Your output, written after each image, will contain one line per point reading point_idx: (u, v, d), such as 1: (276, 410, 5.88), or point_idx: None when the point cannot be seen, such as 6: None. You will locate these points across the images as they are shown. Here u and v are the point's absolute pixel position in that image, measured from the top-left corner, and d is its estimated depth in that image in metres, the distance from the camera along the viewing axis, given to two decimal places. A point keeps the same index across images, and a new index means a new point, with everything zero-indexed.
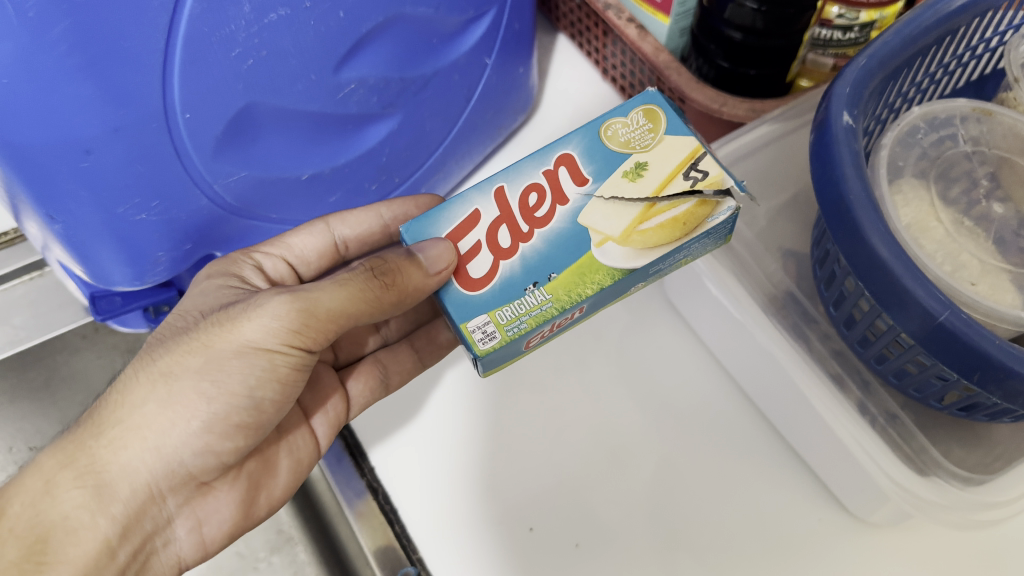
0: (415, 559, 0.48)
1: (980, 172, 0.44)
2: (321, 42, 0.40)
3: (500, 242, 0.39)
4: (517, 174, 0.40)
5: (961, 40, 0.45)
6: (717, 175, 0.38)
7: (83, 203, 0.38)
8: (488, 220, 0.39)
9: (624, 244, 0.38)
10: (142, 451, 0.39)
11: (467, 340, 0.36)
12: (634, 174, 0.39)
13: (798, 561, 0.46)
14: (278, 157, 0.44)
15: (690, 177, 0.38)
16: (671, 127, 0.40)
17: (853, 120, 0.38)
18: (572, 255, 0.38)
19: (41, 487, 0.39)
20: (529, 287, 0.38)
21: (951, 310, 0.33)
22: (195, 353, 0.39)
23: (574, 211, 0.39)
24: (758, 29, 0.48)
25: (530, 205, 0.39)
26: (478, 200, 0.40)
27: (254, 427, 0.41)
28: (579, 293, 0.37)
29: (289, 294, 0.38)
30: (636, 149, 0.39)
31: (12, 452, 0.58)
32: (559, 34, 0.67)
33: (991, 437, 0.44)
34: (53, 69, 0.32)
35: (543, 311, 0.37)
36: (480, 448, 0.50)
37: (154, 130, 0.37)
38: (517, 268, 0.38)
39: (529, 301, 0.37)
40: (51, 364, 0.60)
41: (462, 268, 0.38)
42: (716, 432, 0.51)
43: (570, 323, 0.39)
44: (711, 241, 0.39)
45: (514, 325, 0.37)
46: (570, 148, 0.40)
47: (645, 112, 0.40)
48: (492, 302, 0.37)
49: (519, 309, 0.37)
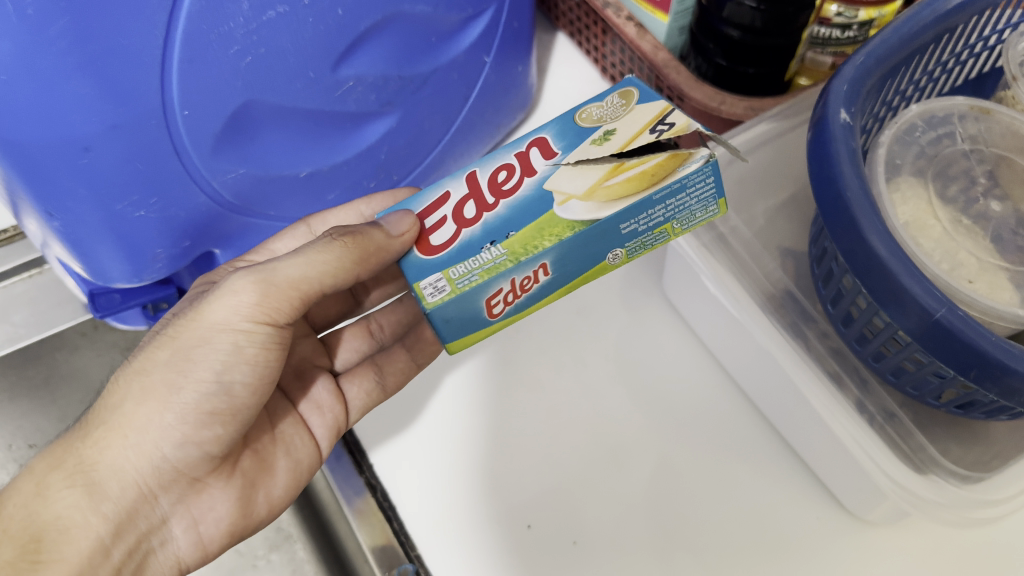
0: (413, 556, 0.48)
1: (979, 170, 0.44)
2: (320, 39, 0.40)
3: (465, 213, 0.36)
4: (490, 159, 0.38)
5: (959, 38, 0.45)
6: (684, 124, 0.35)
7: (82, 201, 0.38)
8: (457, 197, 0.37)
9: (587, 200, 0.34)
10: (124, 449, 0.39)
11: (417, 296, 0.35)
12: (601, 139, 0.36)
13: (797, 559, 0.46)
14: (276, 154, 0.44)
15: (656, 130, 0.35)
16: (644, 98, 0.38)
17: (851, 118, 0.38)
18: (528, 217, 0.35)
19: (31, 488, 0.39)
20: (486, 245, 0.35)
21: (947, 307, 0.33)
22: (164, 347, 0.40)
23: (541, 180, 0.36)
24: (757, 27, 0.48)
25: (499, 180, 0.37)
26: (450, 183, 0.38)
27: (229, 411, 0.40)
28: (536, 246, 0.34)
29: (255, 270, 0.39)
30: (607, 122, 0.37)
31: (12, 450, 0.58)
32: (559, 33, 0.67)
33: (990, 436, 0.44)
34: (53, 66, 0.32)
35: (497, 265, 0.35)
36: (479, 446, 0.50)
37: (154, 127, 0.37)
38: (477, 231, 0.35)
39: (484, 256, 0.35)
40: (50, 361, 0.60)
41: (425, 238, 0.36)
42: (714, 429, 0.51)
43: (540, 290, 0.36)
44: (695, 201, 0.34)
45: (466, 279, 0.35)
46: (544, 132, 0.38)
47: (621, 93, 0.38)
48: (448, 261, 0.35)
49: (473, 264, 0.35)
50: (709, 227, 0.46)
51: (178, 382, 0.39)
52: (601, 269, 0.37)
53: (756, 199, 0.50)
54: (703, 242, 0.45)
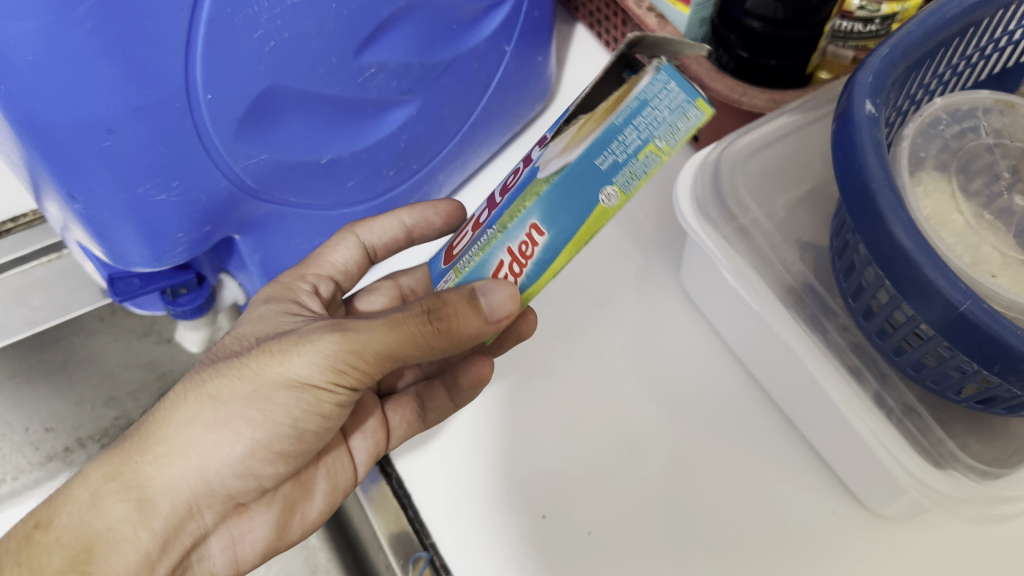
0: (428, 544, 0.48)
1: (1002, 164, 0.44)
2: (343, 25, 0.41)
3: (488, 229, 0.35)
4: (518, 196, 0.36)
5: (983, 33, 0.45)
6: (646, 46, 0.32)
7: (104, 182, 0.38)
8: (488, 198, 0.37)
9: (562, 149, 0.32)
10: (184, 470, 0.38)
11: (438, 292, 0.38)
12: None
13: (810, 551, 0.46)
14: (297, 140, 0.44)
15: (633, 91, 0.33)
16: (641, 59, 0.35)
17: (876, 109, 0.38)
18: (521, 183, 0.34)
19: (87, 499, 0.38)
20: (488, 223, 0.35)
21: (973, 299, 0.33)
22: (244, 379, 0.37)
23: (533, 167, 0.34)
24: (779, 19, 0.47)
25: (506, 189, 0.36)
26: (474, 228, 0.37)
27: (295, 454, 0.40)
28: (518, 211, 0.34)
29: (340, 341, 0.36)
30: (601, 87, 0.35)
31: (29, 433, 0.59)
32: (577, 24, 0.67)
33: (1010, 433, 0.43)
34: (78, 47, 0.32)
35: (489, 239, 0.35)
36: (501, 436, 0.50)
37: (177, 111, 0.37)
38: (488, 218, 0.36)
39: (485, 234, 0.36)
40: (68, 345, 0.61)
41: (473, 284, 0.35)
42: (730, 423, 0.50)
43: (544, 251, 0.34)
44: (667, 111, 0.31)
45: (468, 258, 0.36)
46: None
47: None
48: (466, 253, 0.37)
49: (477, 244, 0.36)
50: (727, 218, 0.46)
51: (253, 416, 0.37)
52: (597, 218, 0.33)
53: (777, 192, 0.49)
54: (722, 234, 0.46)
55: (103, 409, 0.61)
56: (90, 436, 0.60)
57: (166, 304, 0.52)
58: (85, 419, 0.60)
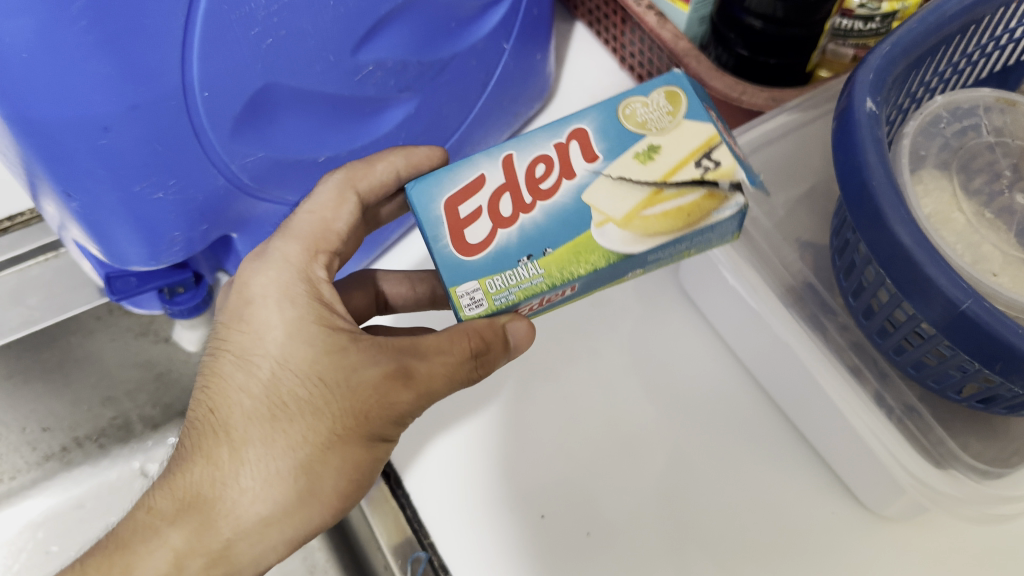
0: (426, 544, 0.47)
1: (1003, 163, 0.44)
2: (339, 23, 0.40)
3: (500, 210, 0.35)
4: (527, 144, 0.36)
5: (984, 31, 0.45)
6: (730, 166, 0.35)
7: (100, 180, 0.37)
8: (493, 186, 0.35)
9: (625, 229, 0.34)
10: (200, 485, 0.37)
11: (453, 303, 0.34)
12: (645, 156, 0.35)
13: (809, 552, 0.46)
14: (294, 138, 0.44)
15: (700, 165, 0.35)
16: (692, 112, 0.36)
17: (876, 107, 0.37)
18: (570, 232, 0.34)
19: None
20: (522, 259, 0.34)
21: (974, 298, 0.33)
22: (303, 441, 0.35)
23: (580, 187, 0.35)
24: (779, 17, 0.47)
25: (537, 176, 0.36)
26: (485, 165, 0.36)
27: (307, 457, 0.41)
28: (572, 272, 0.34)
29: (396, 376, 0.35)
30: (652, 131, 0.36)
31: (26, 432, 0.60)
32: (576, 23, 0.67)
33: (1011, 433, 0.43)
34: (73, 44, 0.32)
35: (533, 285, 0.34)
36: (499, 435, 0.50)
37: (173, 108, 0.37)
38: (514, 238, 0.35)
39: (521, 273, 0.34)
40: (65, 345, 0.61)
41: (460, 232, 0.35)
42: (729, 423, 0.50)
43: (565, 299, 0.36)
44: (715, 235, 0.35)
45: (503, 295, 0.34)
46: (584, 123, 0.37)
47: (668, 94, 0.37)
48: (484, 270, 0.34)
49: (510, 280, 0.34)
50: None
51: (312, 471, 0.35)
52: (617, 283, 0.37)
53: (775, 190, 0.50)
54: None
55: (99, 409, 0.62)
56: (87, 435, 0.61)
57: (163, 303, 0.52)
58: (80, 419, 0.61)
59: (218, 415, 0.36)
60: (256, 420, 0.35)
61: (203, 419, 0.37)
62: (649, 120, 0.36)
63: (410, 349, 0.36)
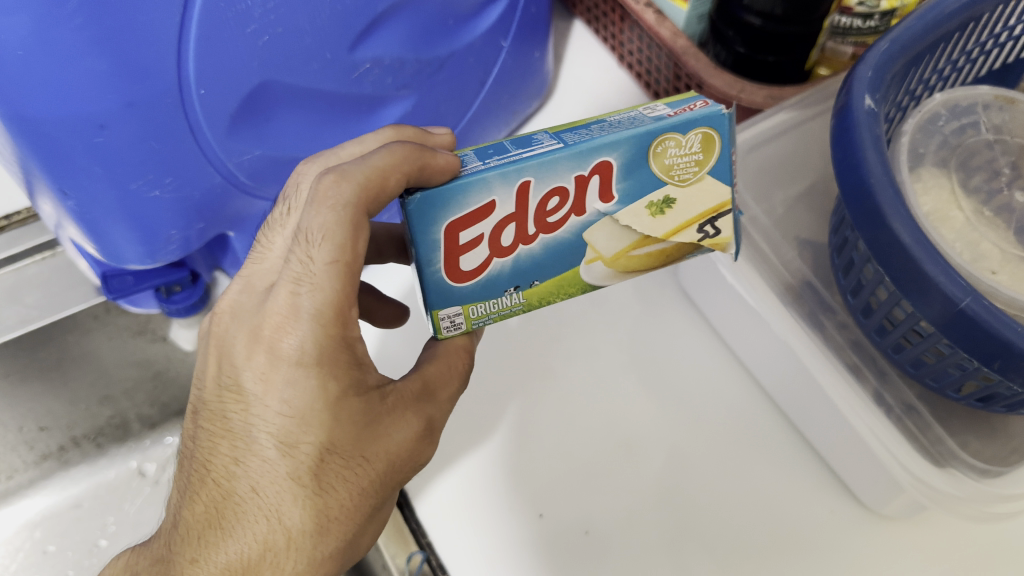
0: (424, 543, 0.47)
1: (1002, 161, 0.44)
2: (337, 20, 0.40)
3: (502, 240, 0.33)
4: (549, 172, 0.32)
5: (983, 28, 0.45)
6: (726, 237, 0.36)
7: (96, 178, 0.37)
8: (501, 216, 0.33)
9: (609, 267, 0.36)
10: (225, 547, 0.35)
11: (433, 325, 0.35)
12: (657, 209, 0.34)
13: (809, 551, 0.46)
14: (291, 134, 0.44)
15: (702, 231, 0.36)
16: (721, 166, 0.34)
17: (875, 104, 0.37)
18: (560, 267, 0.35)
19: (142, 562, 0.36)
20: (509, 290, 0.35)
21: (972, 296, 0.33)
22: (356, 516, 0.34)
23: (583, 225, 0.34)
24: (778, 15, 0.47)
25: (548, 211, 0.33)
26: (500, 192, 0.32)
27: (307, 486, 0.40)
28: (550, 301, 0.36)
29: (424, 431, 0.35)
30: (673, 180, 0.34)
31: (22, 432, 0.60)
32: (575, 20, 0.67)
33: (1009, 430, 0.43)
34: (67, 41, 0.32)
35: (511, 312, 0.36)
36: (501, 433, 0.50)
37: (169, 106, 0.37)
38: (507, 269, 0.35)
39: (504, 302, 0.36)
40: (61, 344, 0.59)
41: (455, 259, 0.33)
42: (727, 421, 0.50)
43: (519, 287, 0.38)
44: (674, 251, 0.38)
45: (482, 320, 0.36)
46: (613, 155, 0.32)
47: (706, 138, 0.33)
48: (470, 297, 0.35)
49: (492, 308, 0.36)
50: None
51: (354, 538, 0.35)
52: None
53: (774, 187, 0.49)
54: None
55: (97, 407, 0.62)
56: (85, 435, 0.62)
57: (159, 302, 0.53)
58: (78, 418, 0.61)
59: (262, 498, 0.33)
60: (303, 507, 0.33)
61: (245, 498, 0.34)
62: (677, 166, 0.33)
63: (425, 394, 0.35)
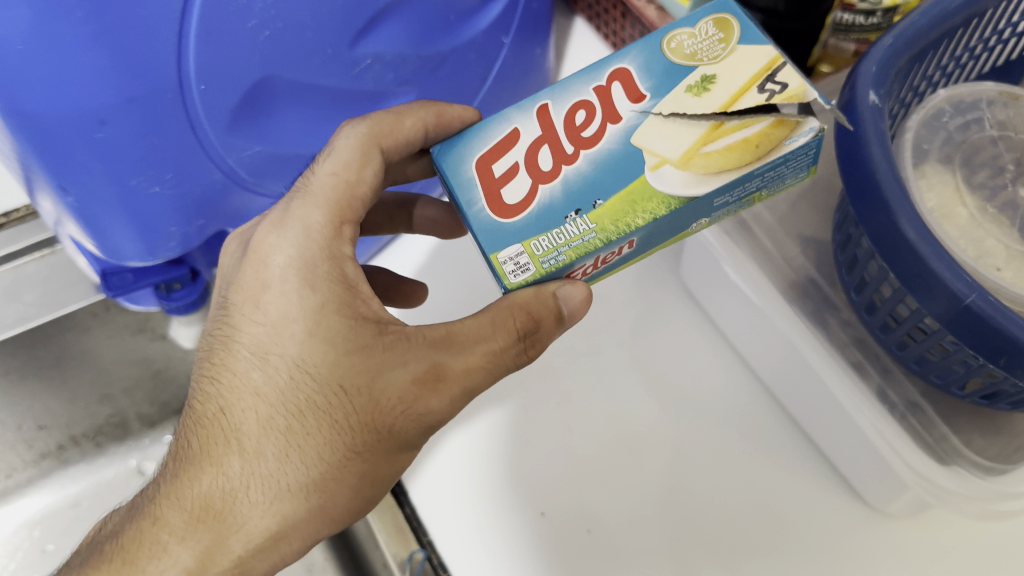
0: (426, 542, 0.47)
1: (1007, 157, 0.43)
2: (337, 15, 0.40)
3: (540, 164, 0.34)
4: (563, 90, 0.35)
5: (987, 25, 0.44)
6: (798, 88, 0.32)
7: (97, 175, 0.37)
8: (529, 139, 0.34)
9: (684, 169, 0.32)
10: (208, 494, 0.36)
11: (496, 271, 0.33)
12: (700, 87, 0.33)
13: (812, 550, 0.46)
14: (292, 130, 0.44)
15: (765, 90, 0.33)
16: (747, 36, 0.34)
17: (880, 100, 0.37)
18: (619, 183, 0.32)
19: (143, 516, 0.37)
20: (569, 215, 0.32)
21: (978, 292, 0.32)
22: (330, 450, 0.34)
23: (627, 130, 0.33)
24: (780, 11, 0.47)
25: (577, 124, 0.34)
26: (518, 119, 0.35)
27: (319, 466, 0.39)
28: (627, 224, 0.32)
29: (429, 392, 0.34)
30: (704, 61, 0.34)
31: (21, 430, 0.60)
32: (576, 17, 0.66)
33: (1014, 429, 0.41)
34: (67, 35, 0.32)
35: (585, 242, 0.32)
36: (504, 432, 0.50)
37: (169, 101, 0.36)
38: (558, 194, 0.33)
39: (570, 230, 0.32)
40: (62, 341, 0.61)
41: (496, 192, 0.33)
42: (727, 418, 0.50)
43: (624, 260, 0.34)
44: (789, 173, 0.33)
45: (550, 257, 0.32)
46: (626, 62, 0.35)
47: (716, 22, 0.35)
48: (527, 230, 0.32)
49: (558, 239, 0.32)
50: None
51: (330, 486, 0.34)
52: (680, 238, 0.35)
53: None
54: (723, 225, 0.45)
55: (97, 406, 0.61)
56: (84, 433, 0.61)
57: (160, 299, 0.53)
58: (77, 417, 0.61)
59: (230, 418, 0.35)
60: (271, 429, 0.35)
61: (213, 420, 0.36)
62: (699, 50, 0.34)
63: (444, 342, 0.34)
